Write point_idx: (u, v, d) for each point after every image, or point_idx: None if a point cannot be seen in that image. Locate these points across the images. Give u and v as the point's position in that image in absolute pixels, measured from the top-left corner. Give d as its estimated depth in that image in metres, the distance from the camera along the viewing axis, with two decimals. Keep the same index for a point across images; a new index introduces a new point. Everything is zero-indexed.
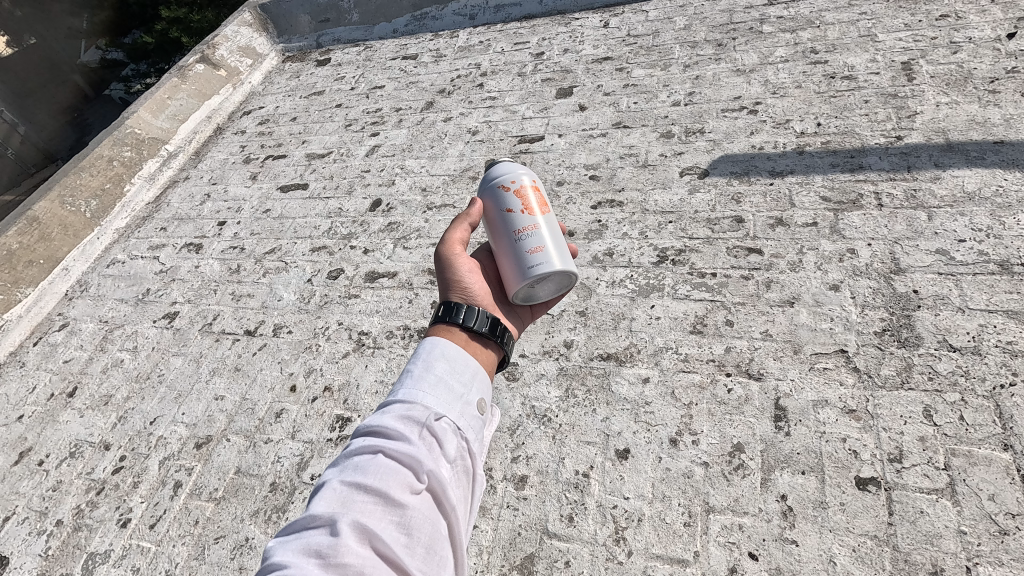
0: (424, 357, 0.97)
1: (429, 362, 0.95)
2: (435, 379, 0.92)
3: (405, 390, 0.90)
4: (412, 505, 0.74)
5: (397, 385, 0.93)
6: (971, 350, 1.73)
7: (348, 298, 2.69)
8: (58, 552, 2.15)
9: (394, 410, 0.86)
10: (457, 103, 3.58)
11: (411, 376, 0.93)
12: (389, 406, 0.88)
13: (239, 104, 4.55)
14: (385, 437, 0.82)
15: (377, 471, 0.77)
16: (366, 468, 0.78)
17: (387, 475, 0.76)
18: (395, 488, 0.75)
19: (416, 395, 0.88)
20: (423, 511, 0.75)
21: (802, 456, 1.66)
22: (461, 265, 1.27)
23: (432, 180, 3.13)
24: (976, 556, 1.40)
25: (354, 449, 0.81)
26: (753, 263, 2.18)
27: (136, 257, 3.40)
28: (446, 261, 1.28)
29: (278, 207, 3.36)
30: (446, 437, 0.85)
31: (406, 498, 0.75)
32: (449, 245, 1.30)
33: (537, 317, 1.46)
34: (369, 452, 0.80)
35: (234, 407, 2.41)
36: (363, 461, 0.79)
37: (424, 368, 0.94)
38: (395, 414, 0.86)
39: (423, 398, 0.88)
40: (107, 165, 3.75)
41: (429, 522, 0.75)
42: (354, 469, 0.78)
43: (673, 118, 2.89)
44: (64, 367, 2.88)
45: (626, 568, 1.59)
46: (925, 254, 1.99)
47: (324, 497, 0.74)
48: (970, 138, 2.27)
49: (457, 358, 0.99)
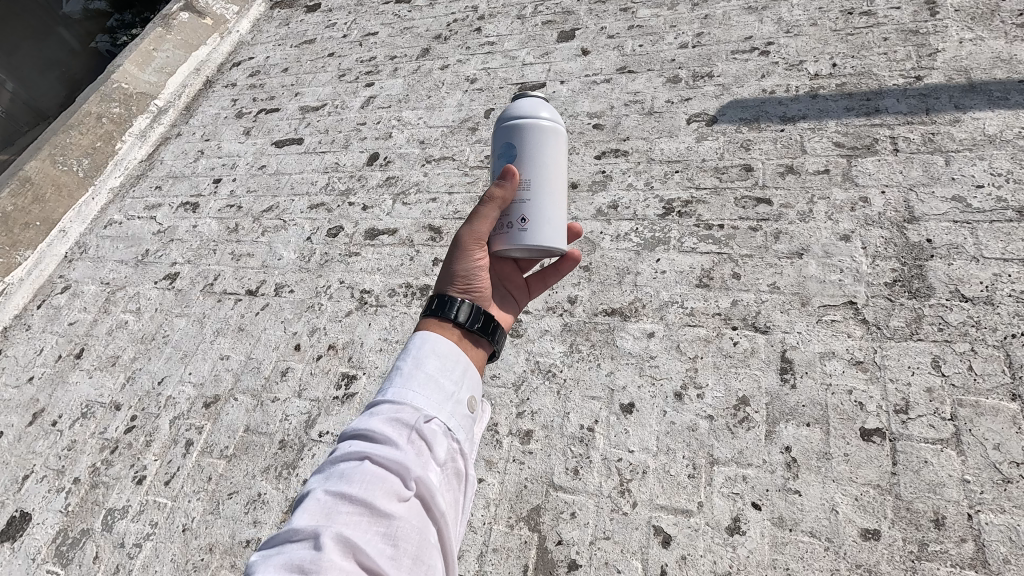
0: (413, 354, 0.93)
1: (419, 359, 0.92)
2: (425, 379, 0.89)
3: (392, 389, 0.87)
4: (400, 514, 0.71)
5: (386, 384, 0.89)
6: (984, 299, 1.70)
7: (349, 256, 2.65)
8: (77, 508, 2.22)
9: (381, 411, 0.83)
10: (453, 49, 3.43)
11: (400, 375, 0.90)
12: (377, 408, 0.85)
13: (228, 54, 4.36)
14: (372, 439, 0.79)
15: (363, 479, 0.73)
16: (351, 476, 0.74)
17: (374, 483, 0.73)
18: (381, 497, 0.72)
19: (406, 396, 0.85)
20: (412, 520, 0.72)
21: (806, 408, 1.66)
22: (473, 257, 1.15)
23: (430, 132, 3.03)
24: (979, 504, 1.41)
25: (340, 455, 0.78)
26: (761, 214, 2.12)
27: (133, 217, 3.35)
28: (461, 252, 1.15)
29: (274, 163, 3.27)
30: (437, 438, 0.83)
31: (393, 507, 0.72)
32: (471, 236, 1.15)
33: (533, 298, 1.37)
34: (356, 458, 0.77)
35: (240, 366, 2.42)
36: (349, 469, 0.76)
37: (414, 367, 0.91)
38: (382, 415, 0.83)
39: (412, 399, 0.85)
40: (96, 123, 3.67)
41: (418, 532, 0.72)
42: (339, 479, 0.75)
43: (680, 62, 2.75)
44: (70, 330, 2.89)
45: (630, 519, 1.62)
46: (941, 201, 1.93)
47: (305, 512, 0.71)
48: (994, 77, 2.16)
49: (447, 354, 0.95)
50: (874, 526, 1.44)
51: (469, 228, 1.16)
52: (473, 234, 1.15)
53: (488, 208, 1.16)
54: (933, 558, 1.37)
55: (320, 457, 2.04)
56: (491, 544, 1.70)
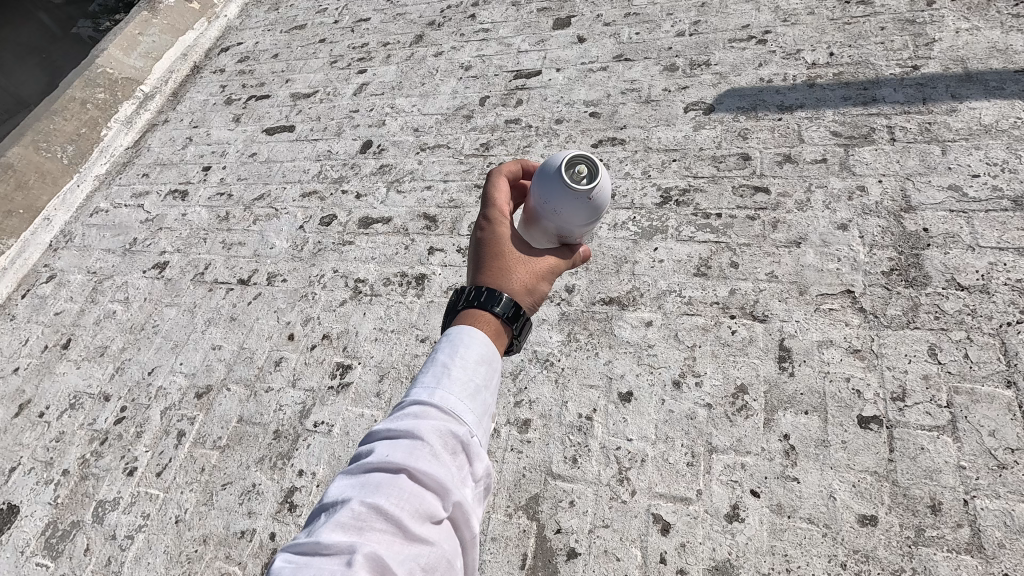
0: (458, 353, 0.89)
1: (466, 363, 0.88)
2: (469, 389, 0.86)
3: (434, 392, 0.84)
4: (434, 540, 0.72)
5: (427, 383, 0.86)
6: (979, 288, 1.71)
7: (342, 245, 2.62)
8: (67, 500, 2.18)
9: (423, 417, 0.81)
10: (447, 36, 3.38)
11: (445, 377, 0.86)
12: (419, 412, 0.82)
13: (216, 39, 4.27)
14: (412, 447, 0.77)
15: (402, 495, 0.72)
16: (388, 488, 0.73)
17: (411, 502, 0.72)
18: (418, 519, 0.71)
19: (451, 406, 0.82)
20: (443, 545, 0.73)
21: (804, 396, 1.67)
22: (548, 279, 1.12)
23: (424, 119, 2.99)
24: (974, 490, 1.42)
25: (376, 461, 0.76)
26: (759, 202, 2.12)
27: (120, 205, 3.28)
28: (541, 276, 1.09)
29: (265, 150, 3.22)
30: (474, 455, 0.82)
31: (429, 531, 0.72)
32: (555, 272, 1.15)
33: None
34: (393, 468, 0.75)
35: (232, 356, 2.39)
36: (386, 480, 0.74)
37: (462, 371, 0.87)
38: (424, 422, 0.80)
39: (456, 411, 0.82)
40: (80, 109, 3.60)
41: (446, 557, 0.73)
42: (374, 488, 0.73)
43: (677, 50, 2.73)
44: (56, 319, 2.84)
45: (629, 507, 1.62)
46: (937, 190, 1.93)
47: (338, 521, 0.70)
48: (990, 67, 2.17)
49: (492, 362, 0.92)
50: (871, 512, 1.45)
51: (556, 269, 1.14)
52: (551, 276, 1.11)
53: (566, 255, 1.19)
54: (929, 543, 1.39)
55: (316, 448, 2.02)
56: (489, 534, 1.69)
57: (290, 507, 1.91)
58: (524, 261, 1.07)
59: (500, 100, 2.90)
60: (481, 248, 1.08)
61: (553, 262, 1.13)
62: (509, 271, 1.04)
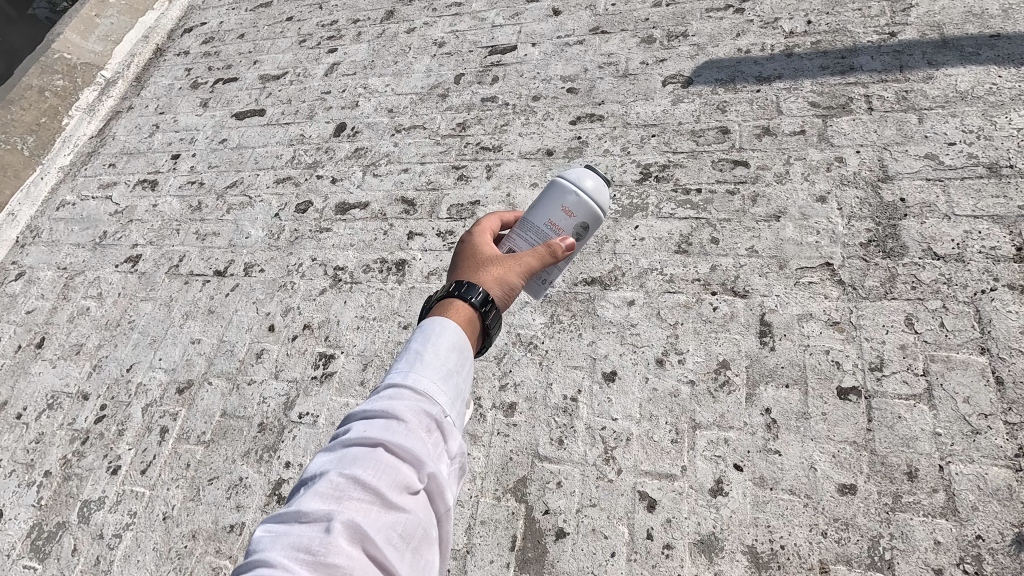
0: (433, 336, 0.87)
1: (440, 343, 0.86)
2: (444, 367, 0.84)
3: (409, 373, 0.82)
4: (409, 510, 0.71)
5: (401, 363, 0.84)
6: (955, 257, 1.73)
7: (320, 233, 2.56)
8: (51, 501, 2.15)
9: (398, 396, 0.79)
10: (419, 11, 3.27)
11: (419, 356, 0.84)
12: (393, 390, 0.80)
13: (178, 19, 4.11)
14: (388, 423, 0.75)
15: (377, 468, 0.71)
16: (364, 462, 0.72)
17: (388, 473, 0.71)
18: (393, 490, 0.70)
19: (425, 383, 0.81)
20: (419, 516, 0.72)
21: (785, 370, 1.69)
22: (515, 277, 1.06)
23: (399, 99, 2.91)
24: (950, 455, 1.46)
25: (352, 437, 0.75)
26: (739, 176, 2.10)
27: (86, 197, 3.17)
28: (507, 267, 1.06)
29: (235, 136, 3.12)
30: (450, 433, 0.81)
31: (404, 502, 0.71)
32: (523, 266, 1.08)
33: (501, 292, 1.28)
34: (370, 443, 0.74)
35: (213, 350, 2.35)
36: (363, 453, 0.73)
37: (435, 350, 0.85)
38: (400, 400, 0.78)
39: (431, 388, 0.81)
40: (38, 97, 3.47)
41: (422, 527, 0.72)
42: (351, 462, 0.72)
43: (654, 21, 2.68)
44: (28, 318, 2.76)
45: (616, 486, 1.64)
46: (914, 159, 1.94)
47: (316, 491, 0.70)
48: (966, 32, 2.16)
49: (466, 344, 0.90)
50: (851, 481, 1.49)
51: (527, 259, 1.09)
52: (528, 274, 1.08)
53: (546, 250, 1.12)
54: (906, 509, 1.42)
55: (302, 439, 2.01)
56: (478, 517, 1.70)
57: (278, 499, 1.91)
58: (496, 258, 1.07)
59: (475, 77, 2.83)
60: (467, 254, 1.11)
61: (531, 260, 1.09)
62: (481, 267, 1.05)
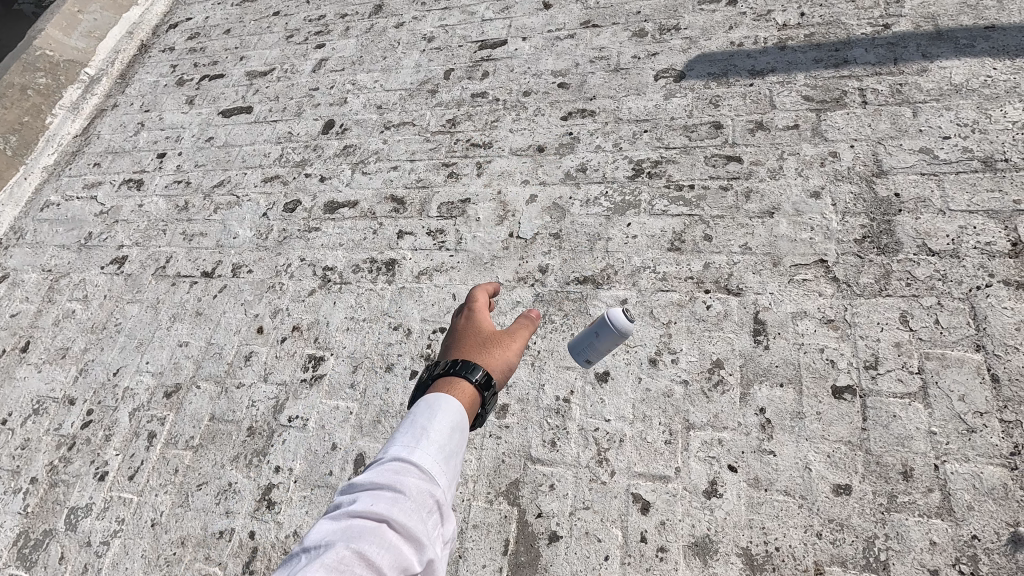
0: (434, 414, 0.89)
1: (442, 422, 0.88)
2: (444, 450, 0.86)
3: (411, 450, 0.84)
4: None
5: (402, 441, 0.86)
6: (950, 253, 1.71)
7: (308, 232, 2.52)
8: (37, 509, 2.12)
9: (403, 475, 0.80)
10: (408, 5, 3.22)
11: (420, 436, 0.86)
12: (396, 467, 0.81)
13: (163, 15, 4.04)
14: (392, 501, 0.77)
15: (383, 547, 0.71)
16: (369, 538, 0.72)
17: (393, 555, 0.72)
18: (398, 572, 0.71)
19: (429, 464, 0.83)
20: None
21: (779, 369, 1.67)
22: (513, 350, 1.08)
23: (388, 96, 2.86)
24: (945, 454, 1.44)
25: (356, 513, 0.75)
26: (732, 172, 2.08)
27: (71, 198, 3.12)
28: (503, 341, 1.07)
29: (222, 134, 3.07)
30: (447, 515, 0.82)
31: None
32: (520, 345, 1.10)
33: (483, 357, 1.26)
34: (374, 518, 0.75)
35: (200, 353, 2.32)
36: (368, 529, 0.73)
37: (436, 430, 0.87)
38: (402, 479, 0.80)
39: (434, 470, 0.83)
40: (20, 96, 3.36)
41: None
42: (357, 536, 0.72)
43: (646, 14, 2.64)
44: (13, 322, 2.72)
45: (609, 488, 1.62)
46: (908, 153, 1.91)
47: (321, 561, 0.68)
48: (961, 24, 2.13)
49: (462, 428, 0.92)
50: (845, 481, 1.47)
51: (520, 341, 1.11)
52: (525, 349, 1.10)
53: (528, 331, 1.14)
54: (901, 509, 1.41)
55: (292, 442, 1.98)
56: (470, 521, 1.68)
57: (268, 504, 1.88)
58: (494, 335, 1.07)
59: (465, 72, 2.78)
60: (465, 330, 1.10)
61: (524, 338, 1.12)
62: (483, 347, 1.05)
